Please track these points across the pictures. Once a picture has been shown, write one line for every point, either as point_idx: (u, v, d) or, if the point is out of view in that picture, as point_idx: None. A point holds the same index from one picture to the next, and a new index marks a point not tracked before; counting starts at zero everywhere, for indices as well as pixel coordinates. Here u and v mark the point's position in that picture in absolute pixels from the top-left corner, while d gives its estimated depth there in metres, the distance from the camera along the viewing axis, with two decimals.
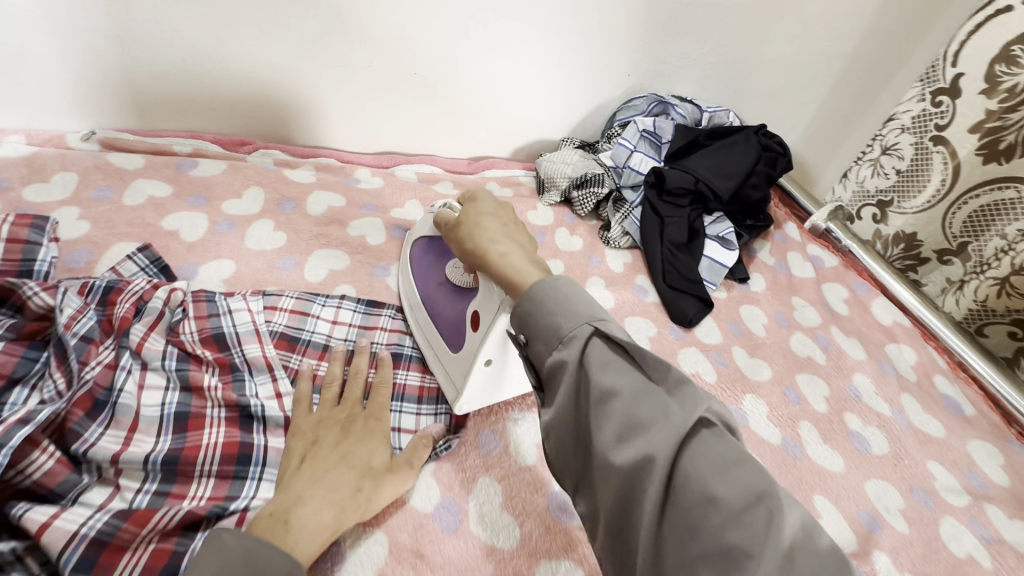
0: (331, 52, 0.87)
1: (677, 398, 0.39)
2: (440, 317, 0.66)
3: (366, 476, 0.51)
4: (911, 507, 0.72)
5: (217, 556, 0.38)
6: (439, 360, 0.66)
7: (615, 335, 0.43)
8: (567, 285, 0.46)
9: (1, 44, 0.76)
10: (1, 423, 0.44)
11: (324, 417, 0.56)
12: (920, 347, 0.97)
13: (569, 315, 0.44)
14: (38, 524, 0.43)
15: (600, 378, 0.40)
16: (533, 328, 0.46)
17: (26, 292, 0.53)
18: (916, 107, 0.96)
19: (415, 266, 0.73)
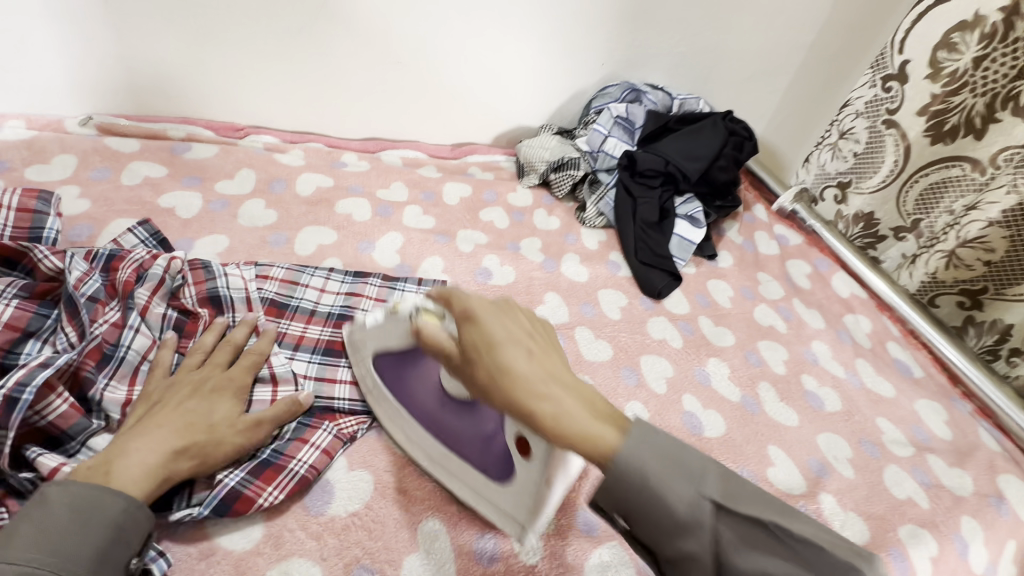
0: (318, 41, 0.92)
1: (830, 565, 0.35)
2: (463, 442, 0.57)
3: (202, 432, 0.51)
4: (858, 456, 0.78)
5: (39, 514, 0.41)
6: (474, 491, 0.57)
7: (738, 503, 0.38)
8: (655, 450, 0.40)
9: (3, 32, 0.80)
10: (24, 366, 0.49)
11: (175, 382, 0.55)
12: (876, 316, 1.04)
13: (678, 495, 0.39)
14: (50, 468, 0.47)
15: (737, 561, 0.37)
16: (633, 511, 0.41)
17: (36, 256, 0.57)
18: (868, 93, 1.05)
19: (392, 387, 0.61)
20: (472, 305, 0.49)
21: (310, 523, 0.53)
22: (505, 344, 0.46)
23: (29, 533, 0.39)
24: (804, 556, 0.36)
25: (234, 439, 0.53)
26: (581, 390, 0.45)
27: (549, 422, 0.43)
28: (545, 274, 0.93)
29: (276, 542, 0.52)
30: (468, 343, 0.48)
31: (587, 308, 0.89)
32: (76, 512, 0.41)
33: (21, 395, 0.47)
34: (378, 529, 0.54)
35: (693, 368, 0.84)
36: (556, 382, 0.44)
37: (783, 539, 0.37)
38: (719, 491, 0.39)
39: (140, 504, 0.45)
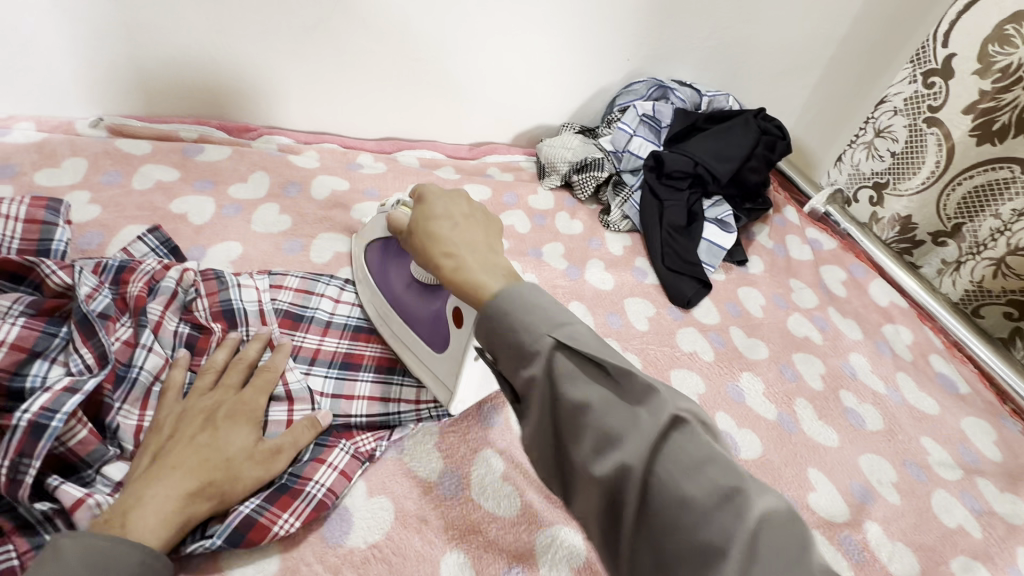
0: (334, 38, 0.88)
1: (648, 402, 0.34)
2: (416, 319, 0.62)
3: (219, 470, 0.48)
4: (903, 479, 0.74)
5: (52, 572, 0.36)
6: (417, 360, 0.63)
7: (582, 343, 0.36)
8: (529, 292, 0.40)
9: (12, 31, 0.77)
10: (48, 390, 0.46)
11: (188, 408, 0.51)
12: (916, 327, 0.98)
13: (530, 328, 0.37)
14: (74, 499, 0.45)
15: (569, 394, 0.35)
16: (496, 346, 0.39)
17: (44, 270, 0.54)
18: (907, 89, 0.98)
19: (374, 272, 0.68)
20: (425, 191, 0.52)
21: (329, 555, 0.50)
22: (438, 217, 0.49)
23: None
24: (628, 394, 0.34)
25: (252, 472, 0.49)
26: (490, 256, 0.46)
27: (450, 272, 0.45)
28: (568, 282, 0.89)
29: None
30: (413, 219, 0.52)
31: (613, 318, 0.85)
32: (94, 571, 0.38)
33: (48, 420, 0.45)
34: (399, 562, 0.51)
35: (726, 383, 0.79)
36: (470, 245, 0.46)
37: (615, 379, 0.35)
38: (568, 333, 0.37)
39: (158, 554, 0.42)
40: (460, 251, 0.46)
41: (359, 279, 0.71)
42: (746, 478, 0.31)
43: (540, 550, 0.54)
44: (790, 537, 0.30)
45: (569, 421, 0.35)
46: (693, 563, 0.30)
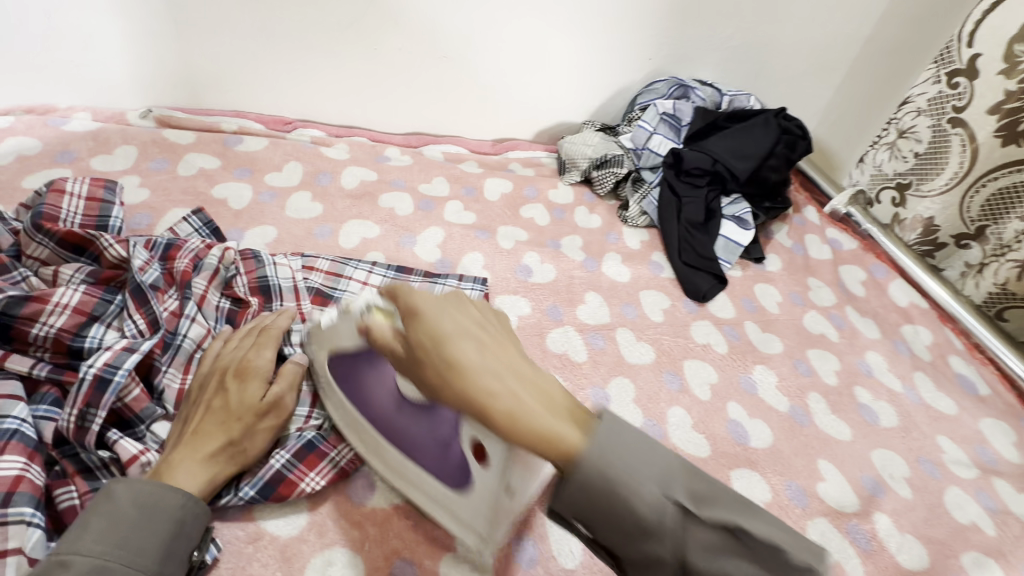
0: (366, 35, 0.92)
1: (784, 563, 0.35)
2: (418, 445, 0.52)
3: (237, 427, 0.51)
4: (916, 475, 0.74)
5: (106, 509, 0.42)
6: (430, 496, 0.53)
7: (706, 507, 0.37)
8: (631, 444, 0.38)
9: (75, 27, 0.84)
10: (111, 349, 0.52)
11: (207, 374, 0.55)
12: (937, 328, 0.98)
13: (644, 497, 0.37)
14: (130, 455, 0.49)
15: (700, 565, 0.36)
16: (600, 518, 0.38)
17: (103, 243, 0.59)
18: (931, 90, 0.99)
19: (348, 386, 0.55)
20: (422, 304, 0.45)
21: (353, 513, 0.54)
22: (452, 336, 0.42)
23: (98, 528, 0.41)
24: (757, 556, 0.36)
25: (265, 425, 0.53)
26: (535, 382, 0.42)
27: (505, 420, 0.39)
28: (586, 273, 0.91)
29: (319, 531, 0.52)
30: (411, 340, 0.44)
31: (629, 310, 0.87)
32: (142, 510, 0.43)
33: (112, 376, 0.50)
34: (418, 522, 0.54)
35: (739, 376, 0.81)
36: (511, 369, 0.41)
37: (746, 543, 0.36)
38: (685, 495, 0.37)
39: (199, 499, 0.46)
40: (503, 391, 0.40)
41: (326, 395, 0.58)
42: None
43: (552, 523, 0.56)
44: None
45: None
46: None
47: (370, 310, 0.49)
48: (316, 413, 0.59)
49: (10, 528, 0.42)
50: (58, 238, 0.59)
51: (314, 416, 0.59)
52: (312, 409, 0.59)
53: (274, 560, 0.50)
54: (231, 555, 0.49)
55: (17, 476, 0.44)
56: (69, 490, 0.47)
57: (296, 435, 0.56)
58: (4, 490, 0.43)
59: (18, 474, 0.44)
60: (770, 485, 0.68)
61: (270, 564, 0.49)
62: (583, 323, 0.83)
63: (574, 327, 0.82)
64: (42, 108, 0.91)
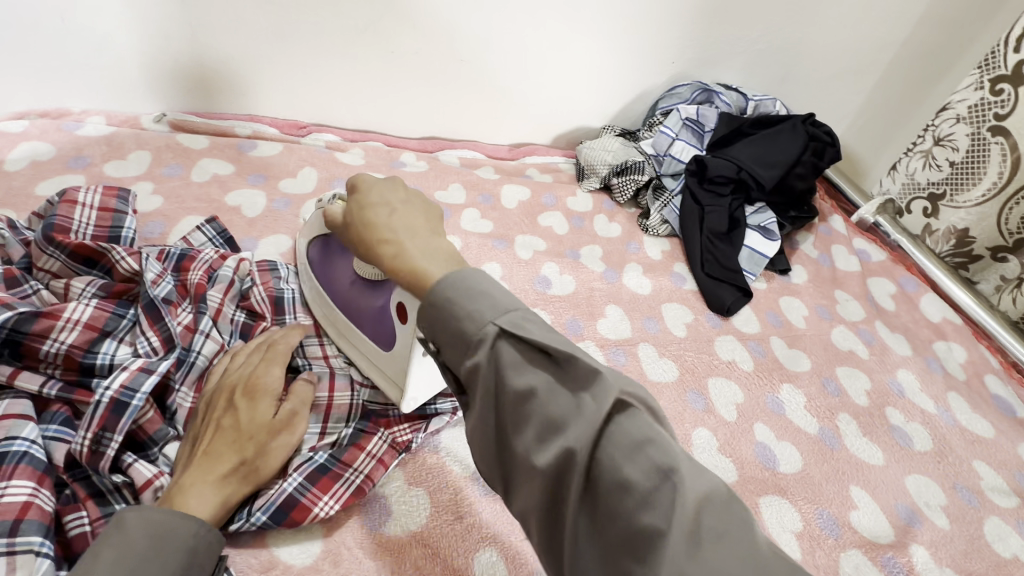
0: (383, 37, 0.90)
1: (593, 389, 0.33)
2: (362, 315, 0.61)
3: (248, 447, 0.49)
4: (954, 504, 0.70)
5: (117, 539, 0.39)
6: (367, 359, 0.62)
7: (527, 330, 0.36)
8: (478, 276, 0.39)
9: (89, 30, 0.82)
10: (126, 369, 0.50)
11: (215, 391, 0.52)
12: (972, 345, 0.94)
13: (472, 314, 0.37)
14: (144, 479, 0.48)
15: (515, 381, 0.35)
16: (441, 337, 0.38)
17: (114, 256, 0.57)
18: (972, 97, 0.93)
19: (319, 269, 0.66)
20: (357, 179, 0.49)
21: (369, 541, 0.52)
22: (373, 206, 0.46)
23: (109, 558, 0.38)
24: (571, 381, 0.34)
25: (277, 443, 0.51)
26: (432, 240, 0.44)
27: (390, 258, 0.43)
28: (606, 285, 0.88)
29: (335, 559, 0.50)
30: (348, 210, 0.49)
31: (650, 323, 0.84)
32: (154, 539, 0.40)
33: (130, 399, 0.49)
34: (436, 550, 0.52)
35: (766, 395, 0.78)
36: (409, 228, 0.44)
37: (559, 365, 0.34)
38: (510, 319, 0.36)
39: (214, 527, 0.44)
40: (400, 237, 0.44)
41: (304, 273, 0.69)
42: (681, 456, 0.32)
43: None
44: (720, 513, 0.31)
45: (514, 409, 0.35)
46: (628, 544, 0.30)
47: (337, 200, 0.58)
48: (329, 429, 0.57)
49: (18, 558, 0.40)
50: (70, 250, 0.57)
51: (327, 432, 0.57)
52: (325, 425, 0.57)
53: None
54: None
55: (25, 502, 0.43)
56: (79, 516, 0.45)
57: (308, 456, 0.54)
58: (12, 518, 0.42)
59: (27, 500, 0.43)
60: (801, 513, 0.65)
61: None
62: (603, 337, 0.80)
63: (594, 342, 0.79)
64: (56, 112, 0.91)
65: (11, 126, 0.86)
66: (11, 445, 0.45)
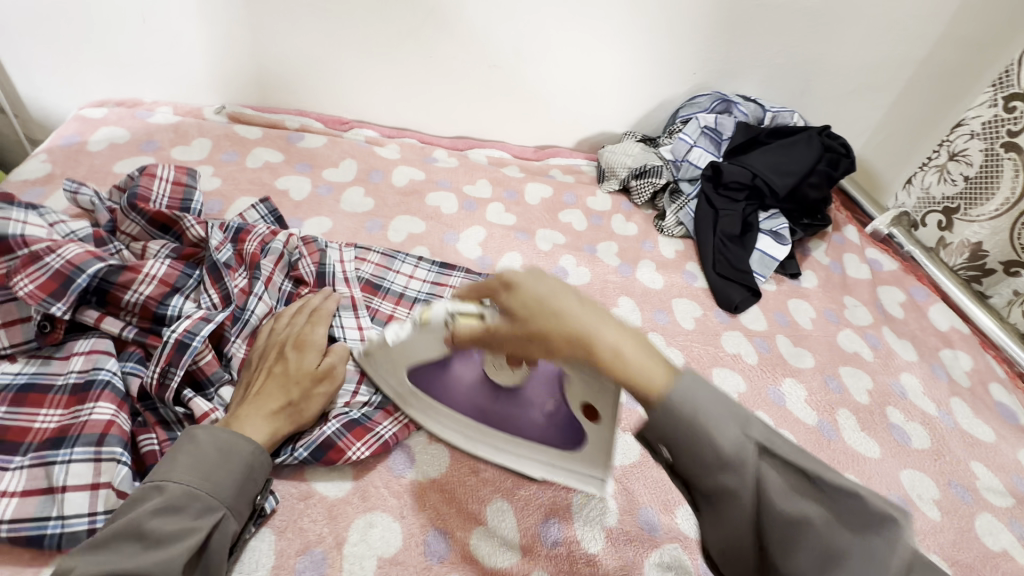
0: (422, 42, 0.98)
1: (891, 525, 0.37)
2: (524, 423, 0.56)
3: (297, 390, 0.56)
4: (946, 498, 0.73)
5: (192, 447, 0.47)
6: (548, 459, 0.57)
7: (788, 455, 0.39)
8: (719, 391, 0.41)
9: (166, 29, 0.93)
10: (190, 318, 0.58)
11: (266, 345, 0.60)
12: (978, 354, 0.96)
13: (723, 434, 0.40)
14: (202, 411, 0.55)
15: (784, 507, 0.39)
16: (679, 446, 0.41)
17: (186, 223, 0.66)
18: (986, 113, 0.98)
19: (431, 390, 0.59)
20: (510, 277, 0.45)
21: (393, 482, 0.58)
22: (547, 304, 0.43)
23: (187, 461, 0.46)
24: (840, 512, 0.38)
25: (320, 390, 0.58)
26: (621, 325, 0.43)
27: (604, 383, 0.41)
28: (620, 278, 0.94)
29: (363, 496, 0.56)
30: (506, 311, 0.45)
31: (661, 316, 0.89)
32: (222, 452, 0.48)
33: (191, 341, 0.56)
34: (452, 497, 0.58)
35: (768, 387, 0.82)
36: (607, 323, 0.42)
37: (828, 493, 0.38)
38: (765, 436, 0.40)
39: (264, 451, 0.51)
40: (603, 355, 0.41)
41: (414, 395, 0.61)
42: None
43: (576, 509, 0.59)
44: None
45: (782, 533, 0.39)
46: None
47: (455, 316, 0.49)
48: (362, 390, 0.64)
49: (103, 464, 0.48)
50: (149, 217, 0.66)
51: (360, 393, 0.63)
52: (359, 386, 0.64)
53: (322, 517, 0.54)
54: (286, 511, 0.54)
55: (108, 420, 0.50)
56: (150, 436, 0.53)
57: (344, 410, 0.61)
58: (99, 431, 0.49)
59: (110, 419, 0.50)
60: None
61: (318, 521, 0.54)
62: None
63: None
64: (131, 102, 1.01)
65: (93, 113, 0.97)
66: (98, 373, 0.53)
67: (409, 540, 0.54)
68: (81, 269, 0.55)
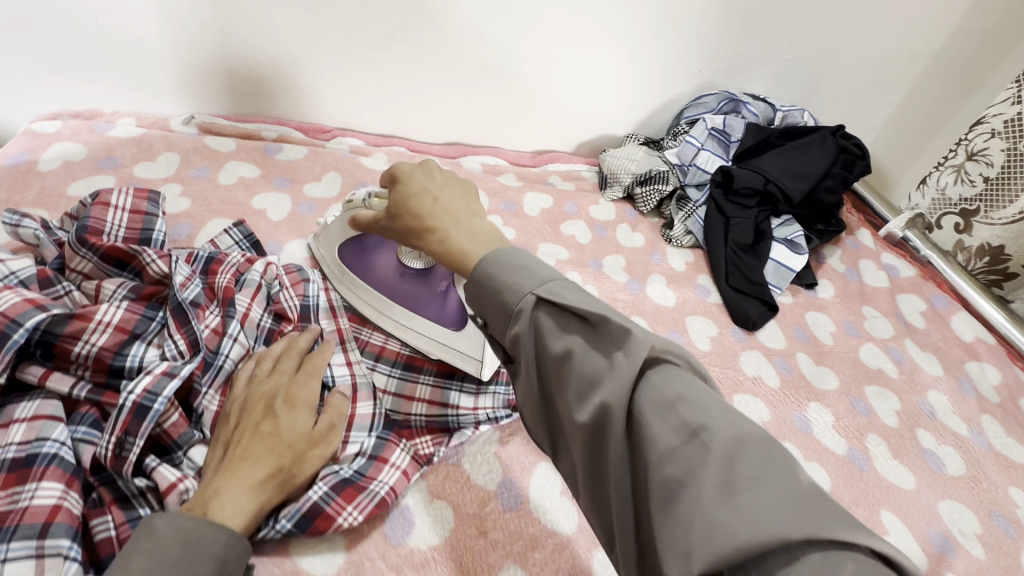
0: (409, 43, 0.90)
1: (633, 345, 0.35)
2: (421, 303, 0.64)
3: (288, 454, 0.49)
4: (989, 533, 0.68)
5: (149, 546, 0.39)
6: (433, 342, 0.64)
7: (566, 299, 0.38)
8: (516, 250, 0.42)
9: (123, 33, 0.84)
10: (149, 373, 0.50)
11: (248, 397, 0.52)
12: (1006, 366, 0.91)
13: (512, 288, 0.39)
14: (167, 483, 0.47)
15: (553, 346, 0.37)
16: (487, 310, 0.41)
17: (146, 258, 0.58)
18: (1008, 111, 0.93)
19: (353, 268, 0.68)
20: (399, 171, 0.52)
21: (391, 553, 0.51)
22: (416, 192, 0.50)
23: (143, 566, 0.37)
24: (605, 346, 0.36)
25: (316, 453, 0.51)
26: (475, 220, 0.48)
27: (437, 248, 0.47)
28: (628, 295, 0.88)
29: (357, 570, 0.50)
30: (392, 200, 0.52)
31: (673, 336, 0.83)
32: (186, 547, 0.39)
33: (151, 403, 0.48)
34: (458, 566, 0.51)
35: (792, 413, 0.76)
36: (461, 213, 0.49)
37: (594, 331, 0.36)
38: (548, 289, 0.39)
39: (240, 538, 0.43)
40: (443, 227, 0.47)
41: (337, 274, 0.70)
42: (712, 410, 0.32)
43: (599, 572, 0.53)
44: (760, 456, 0.30)
45: (556, 373, 0.38)
46: (655, 489, 0.31)
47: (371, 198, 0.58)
48: (352, 438, 0.56)
49: (47, 561, 0.41)
50: (102, 252, 0.58)
51: (351, 441, 0.56)
52: (349, 434, 0.56)
53: None
54: None
55: (54, 505, 0.43)
56: (105, 520, 0.45)
57: (335, 467, 0.54)
58: (42, 520, 0.42)
59: (56, 503, 0.43)
60: None
61: None
62: None
63: None
64: (89, 113, 0.92)
65: (46, 127, 0.88)
66: (42, 447, 0.45)
67: None
68: (17, 322, 0.48)
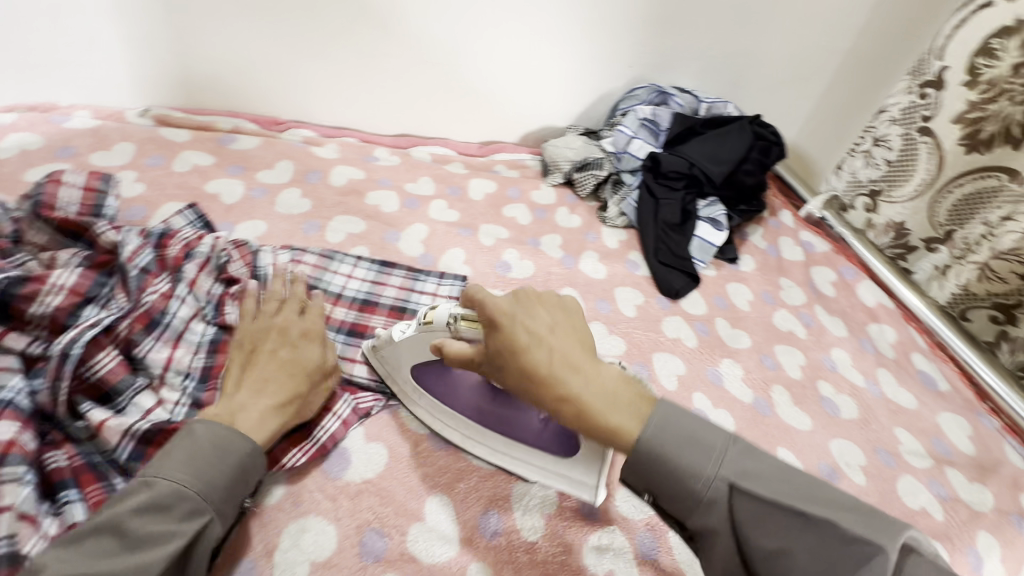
0: (357, 40, 0.96)
1: (865, 549, 0.41)
2: (518, 428, 0.59)
3: (304, 380, 0.58)
4: (872, 464, 0.78)
5: (188, 443, 0.48)
6: (539, 468, 0.60)
7: (756, 487, 0.45)
8: (691, 421, 0.48)
9: (77, 28, 0.88)
10: (78, 326, 0.56)
11: (260, 332, 0.60)
12: (902, 327, 1.01)
13: (700, 475, 0.46)
14: (100, 420, 0.53)
15: (760, 538, 0.44)
16: (662, 491, 0.47)
17: (98, 229, 0.64)
18: (904, 100, 1.04)
19: (434, 391, 0.63)
20: (496, 313, 0.51)
21: (328, 486, 0.57)
22: (530, 346, 0.49)
23: (180, 458, 0.47)
24: (820, 538, 0.43)
25: (323, 384, 0.61)
26: (597, 372, 0.49)
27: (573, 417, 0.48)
28: (563, 270, 0.95)
29: (297, 501, 0.56)
30: (491, 344, 0.51)
31: (603, 305, 0.91)
32: (217, 449, 0.49)
33: (73, 350, 0.54)
34: (389, 496, 0.57)
35: (706, 368, 0.85)
36: (581, 370, 0.49)
37: (801, 523, 0.43)
38: (738, 476, 0.46)
39: (262, 447, 0.52)
40: (571, 388, 0.48)
41: (411, 400, 0.64)
42: None
43: (517, 498, 0.60)
44: None
45: (764, 561, 0.44)
46: None
47: (457, 320, 0.55)
48: None
49: (6, 487, 0.47)
50: (56, 225, 0.63)
51: None
52: None
53: (252, 526, 0.54)
54: None
55: (9, 441, 0.48)
56: (56, 454, 0.52)
57: None
58: None
59: (11, 439, 0.49)
60: None
61: (248, 530, 0.53)
62: None
63: None
64: (44, 106, 0.96)
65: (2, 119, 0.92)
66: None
67: (344, 542, 0.54)
68: None
